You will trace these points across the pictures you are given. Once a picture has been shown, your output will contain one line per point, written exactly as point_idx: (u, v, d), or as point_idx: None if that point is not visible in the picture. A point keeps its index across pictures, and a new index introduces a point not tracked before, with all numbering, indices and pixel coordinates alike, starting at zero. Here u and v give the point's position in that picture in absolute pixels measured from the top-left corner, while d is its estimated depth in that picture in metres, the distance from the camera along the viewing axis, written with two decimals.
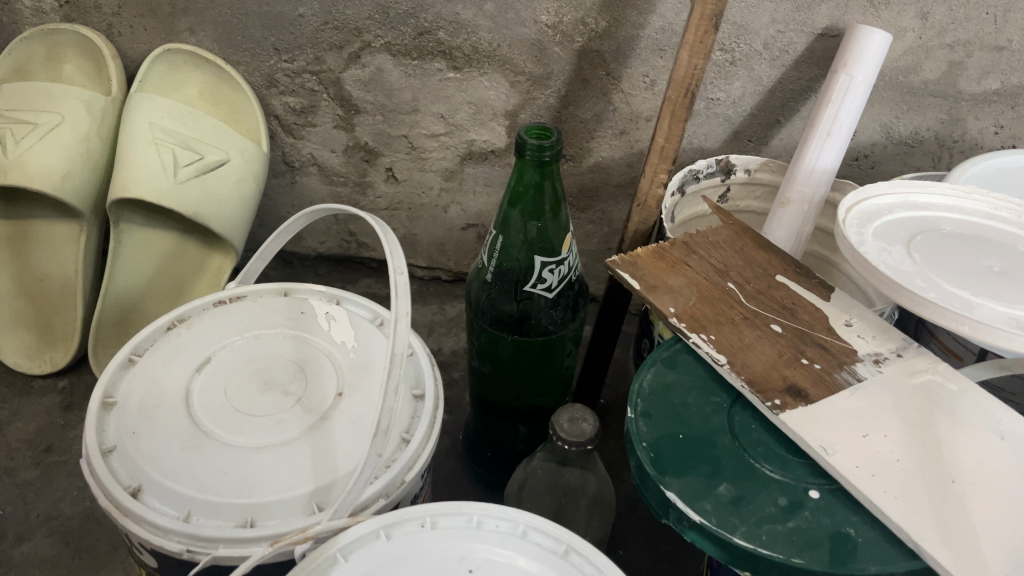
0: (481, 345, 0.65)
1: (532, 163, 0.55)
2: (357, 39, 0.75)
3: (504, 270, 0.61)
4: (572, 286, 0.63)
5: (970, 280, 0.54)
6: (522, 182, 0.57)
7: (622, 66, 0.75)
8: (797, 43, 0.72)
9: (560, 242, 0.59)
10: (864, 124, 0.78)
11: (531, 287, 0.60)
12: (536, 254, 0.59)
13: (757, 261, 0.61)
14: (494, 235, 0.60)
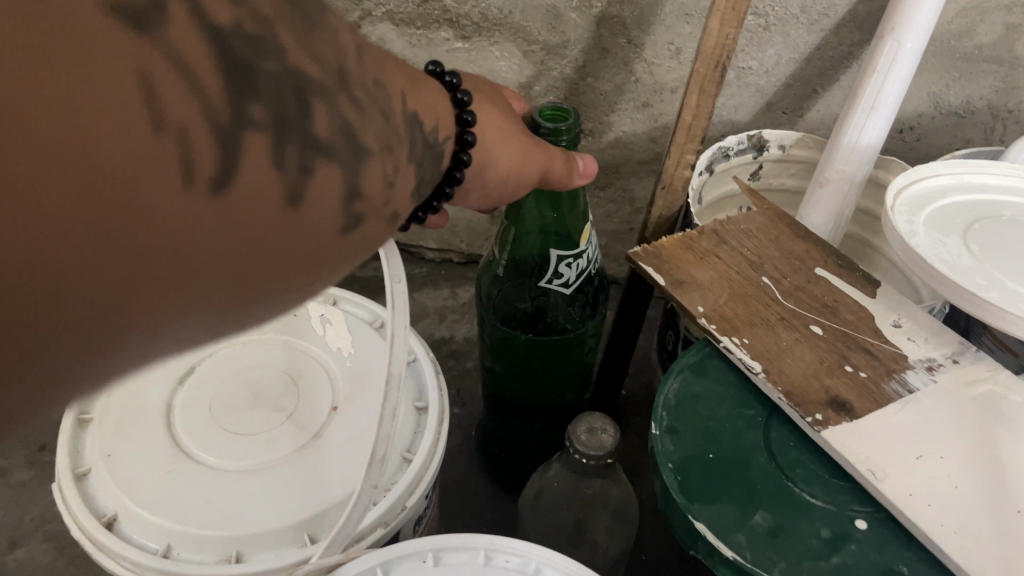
0: (492, 343, 0.60)
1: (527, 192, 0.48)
2: (358, 7, 0.70)
3: (517, 262, 0.56)
4: (591, 281, 0.58)
5: None
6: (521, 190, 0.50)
7: (644, 34, 0.69)
8: (839, 6, 0.65)
9: (578, 234, 0.54)
10: (910, 93, 0.71)
11: (546, 283, 0.55)
12: (551, 247, 0.54)
13: (795, 252, 0.56)
14: (506, 225, 0.55)
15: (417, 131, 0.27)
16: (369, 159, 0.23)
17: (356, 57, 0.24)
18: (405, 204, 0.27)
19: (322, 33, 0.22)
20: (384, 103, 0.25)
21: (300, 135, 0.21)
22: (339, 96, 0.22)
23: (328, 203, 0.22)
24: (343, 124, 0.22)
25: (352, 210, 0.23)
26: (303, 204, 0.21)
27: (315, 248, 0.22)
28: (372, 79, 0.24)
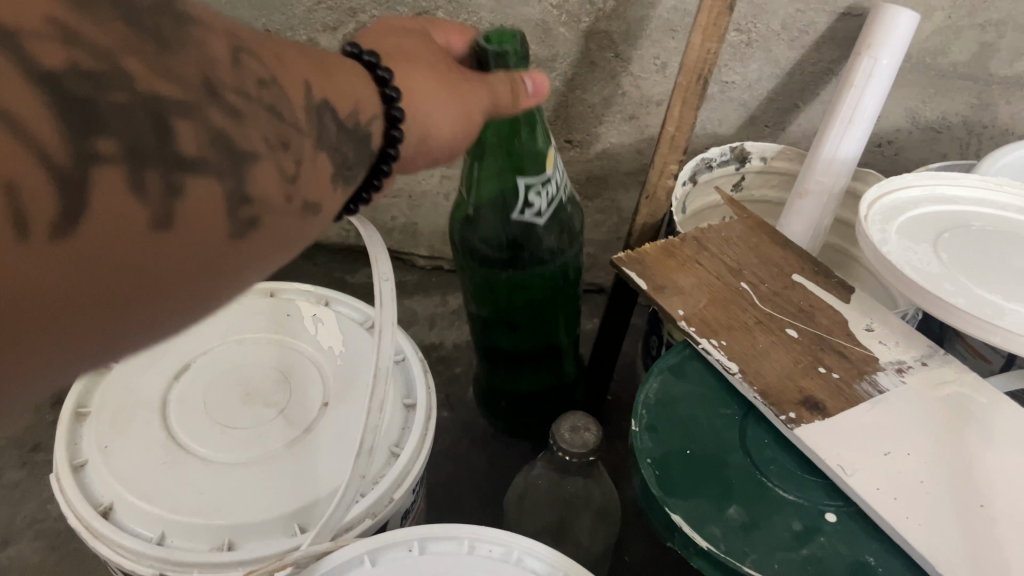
0: (476, 287, 0.62)
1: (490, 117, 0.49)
2: (352, 20, 0.72)
3: (487, 197, 0.57)
4: (563, 207, 0.58)
5: (1002, 282, 0.50)
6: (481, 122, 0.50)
7: (631, 48, 0.71)
8: (818, 24, 0.67)
9: (544, 160, 0.54)
10: (888, 108, 0.74)
11: (519, 214, 0.56)
12: (519, 176, 0.54)
13: (774, 260, 0.58)
14: (471, 159, 0.56)
15: (322, 116, 0.28)
16: (250, 165, 0.23)
17: (236, 60, 0.23)
18: (318, 191, 0.27)
19: (188, 48, 0.22)
20: (273, 101, 0.25)
21: (163, 162, 0.21)
22: (206, 111, 0.22)
23: (205, 219, 0.22)
24: (215, 138, 0.22)
25: (237, 215, 0.23)
26: (175, 226, 0.21)
27: (201, 264, 0.22)
28: (256, 79, 0.24)
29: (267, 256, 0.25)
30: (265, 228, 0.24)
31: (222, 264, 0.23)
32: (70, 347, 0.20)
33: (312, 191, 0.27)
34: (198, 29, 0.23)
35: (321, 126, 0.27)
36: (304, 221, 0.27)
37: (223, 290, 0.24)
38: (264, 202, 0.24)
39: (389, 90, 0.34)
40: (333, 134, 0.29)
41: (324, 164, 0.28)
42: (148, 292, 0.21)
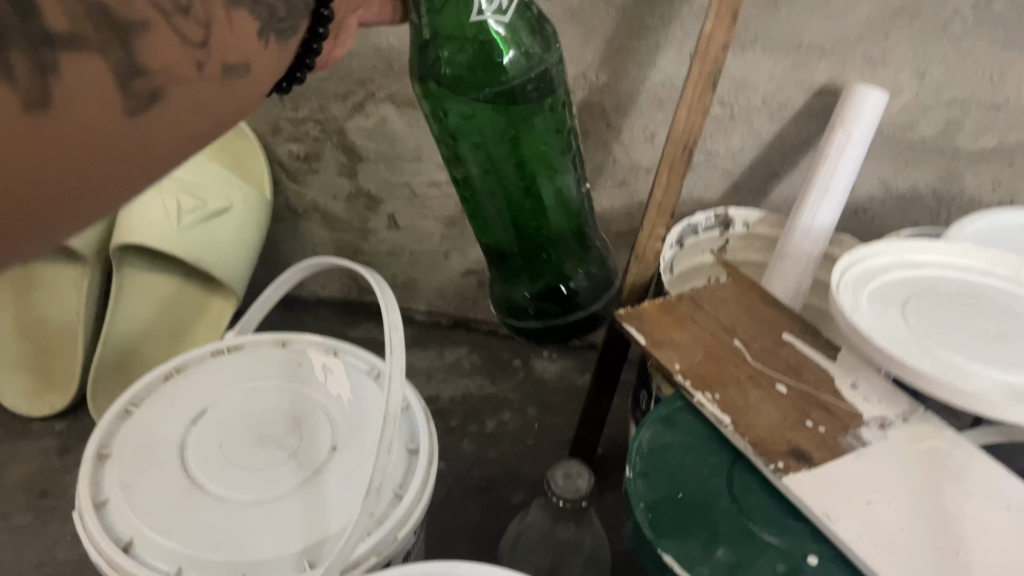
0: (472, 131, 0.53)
1: (489, 4, 0.46)
2: (362, 89, 0.74)
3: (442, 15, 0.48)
4: (529, 7, 0.49)
5: (966, 346, 0.54)
6: (457, 25, 0.48)
7: (622, 119, 0.77)
8: (796, 100, 0.73)
9: None
10: (862, 177, 0.79)
11: (481, 14, 0.47)
12: None
13: (766, 319, 0.61)
14: None
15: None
16: (143, 35, 0.24)
17: None
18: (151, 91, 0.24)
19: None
20: None
21: (30, 39, 0.20)
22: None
23: (100, 99, 0.23)
24: (93, 9, 0.22)
25: (134, 87, 0.24)
26: (53, 106, 0.21)
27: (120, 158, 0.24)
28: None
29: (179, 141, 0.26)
30: (172, 100, 0.25)
31: (131, 145, 0.24)
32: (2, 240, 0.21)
33: (225, 54, 0.28)
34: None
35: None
36: (227, 85, 0.28)
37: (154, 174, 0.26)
38: (164, 74, 0.25)
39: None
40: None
41: (242, 23, 0.29)
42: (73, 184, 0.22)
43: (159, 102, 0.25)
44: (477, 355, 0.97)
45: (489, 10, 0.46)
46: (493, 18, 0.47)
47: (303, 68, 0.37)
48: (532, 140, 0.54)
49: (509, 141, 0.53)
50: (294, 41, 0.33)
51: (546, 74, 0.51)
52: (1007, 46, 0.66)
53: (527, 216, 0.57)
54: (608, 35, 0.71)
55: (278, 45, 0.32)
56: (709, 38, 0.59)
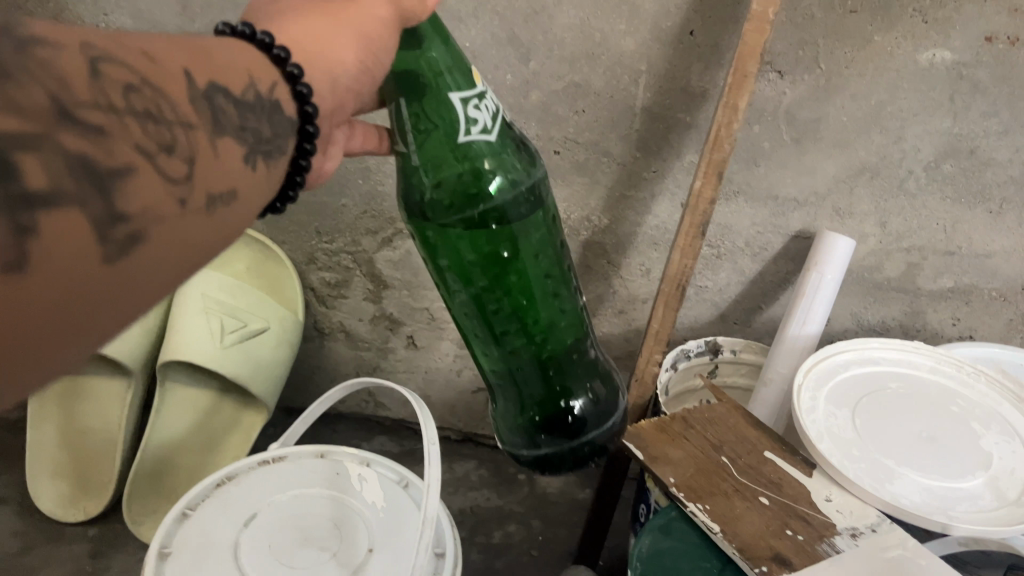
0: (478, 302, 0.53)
1: (473, 124, 0.45)
2: (392, 226, 0.83)
3: (427, 135, 0.46)
4: (506, 126, 0.49)
5: (907, 456, 0.64)
6: (441, 145, 0.46)
7: (621, 256, 0.87)
8: (775, 243, 0.82)
9: (468, 72, 0.45)
10: (837, 311, 0.88)
11: (467, 136, 0.45)
12: (450, 89, 0.44)
13: (749, 438, 0.69)
14: (397, 108, 0.46)
15: (212, 100, 0.30)
16: (123, 181, 0.25)
17: (93, 71, 0.25)
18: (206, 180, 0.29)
19: (34, 68, 0.23)
20: (141, 106, 0.26)
21: (8, 203, 0.21)
22: (58, 137, 0.23)
23: (77, 248, 0.23)
24: (74, 161, 0.23)
25: (113, 235, 0.25)
26: (30, 270, 0.22)
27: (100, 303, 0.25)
28: (119, 86, 0.25)
29: (167, 274, 0.28)
30: (154, 242, 0.26)
31: (111, 290, 0.25)
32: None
33: (208, 185, 0.29)
34: (52, 50, 0.24)
35: (212, 114, 0.30)
36: (214, 214, 0.30)
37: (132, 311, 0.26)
38: (144, 216, 0.26)
39: (289, 68, 0.35)
40: (230, 115, 0.31)
41: (230, 151, 0.31)
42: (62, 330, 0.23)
43: (139, 244, 0.26)
44: (483, 468, 1.03)
45: (472, 125, 0.45)
46: (479, 135, 0.45)
47: (301, 176, 0.39)
48: (525, 262, 0.52)
49: (499, 264, 0.51)
50: (282, 159, 0.35)
51: (528, 192, 0.49)
52: (956, 201, 0.77)
53: (525, 336, 0.55)
54: (609, 184, 0.81)
55: (266, 164, 0.34)
56: (699, 194, 0.68)
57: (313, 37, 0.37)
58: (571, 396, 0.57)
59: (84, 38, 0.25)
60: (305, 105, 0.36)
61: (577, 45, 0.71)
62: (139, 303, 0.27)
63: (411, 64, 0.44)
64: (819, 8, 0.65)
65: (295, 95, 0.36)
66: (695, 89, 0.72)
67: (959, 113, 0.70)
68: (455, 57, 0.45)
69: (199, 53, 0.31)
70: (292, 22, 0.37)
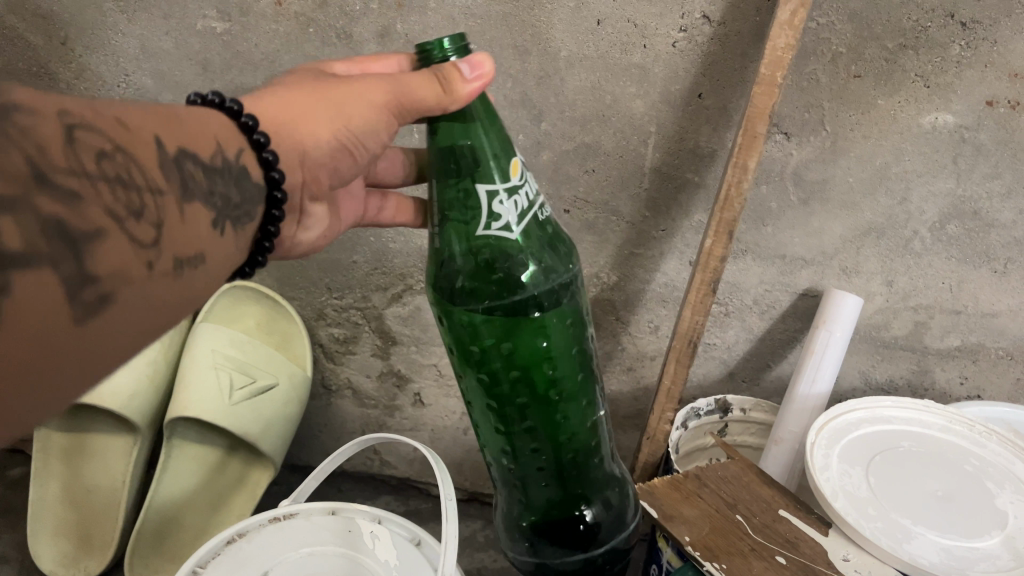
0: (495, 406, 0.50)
1: (496, 219, 0.45)
2: (401, 282, 0.83)
3: (451, 219, 0.47)
4: (542, 225, 0.48)
5: (924, 514, 0.64)
6: (466, 234, 0.46)
7: (630, 313, 0.88)
8: (782, 301, 0.83)
9: (506, 164, 0.46)
10: (845, 369, 0.88)
11: (485, 229, 0.45)
12: (478, 180, 0.45)
13: (763, 496, 0.68)
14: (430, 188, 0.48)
15: (180, 165, 0.33)
16: (94, 245, 0.27)
17: (69, 136, 0.27)
18: (178, 245, 0.32)
19: (15, 134, 0.25)
20: (114, 172, 0.29)
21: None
22: (34, 201, 0.25)
23: (49, 312, 0.25)
24: (48, 225, 0.25)
25: (83, 297, 0.27)
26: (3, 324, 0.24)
27: (68, 366, 0.27)
28: (95, 152, 0.28)
29: (134, 332, 0.30)
30: (121, 303, 0.29)
31: (85, 349, 0.27)
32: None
33: (179, 250, 0.32)
34: (30, 116, 0.26)
35: (181, 179, 0.33)
36: (181, 277, 0.32)
37: (99, 367, 0.28)
38: (113, 281, 0.28)
39: (256, 136, 0.41)
40: (198, 179, 0.34)
41: (193, 216, 0.34)
42: (23, 389, 0.25)
43: (108, 305, 0.28)
44: (489, 528, 1.02)
45: (494, 220, 0.45)
46: (500, 231, 0.45)
47: (269, 241, 0.44)
48: (553, 372, 0.49)
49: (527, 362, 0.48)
50: (246, 224, 0.40)
51: (554, 293, 0.48)
52: (961, 261, 0.78)
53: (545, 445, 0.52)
54: (618, 243, 0.82)
55: (233, 228, 0.38)
56: (710, 252, 0.69)
57: (291, 112, 0.44)
58: (585, 504, 0.55)
59: (62, 103, 0.28)
60: (271, 171, 0.41)
61: (588, 107, 0.73)
62: (108, 363, 0.29)
63: (449, 143, 0.46)
64: (824, 73, 0.67)
65: (262, 161, 0.41)
66: (704, 150, 0.74)
67: (962, 175, 0.72)
68: (496, 146, 0.46)
69: (173, 121, 0.35)
70: (281, 98, 0.44)
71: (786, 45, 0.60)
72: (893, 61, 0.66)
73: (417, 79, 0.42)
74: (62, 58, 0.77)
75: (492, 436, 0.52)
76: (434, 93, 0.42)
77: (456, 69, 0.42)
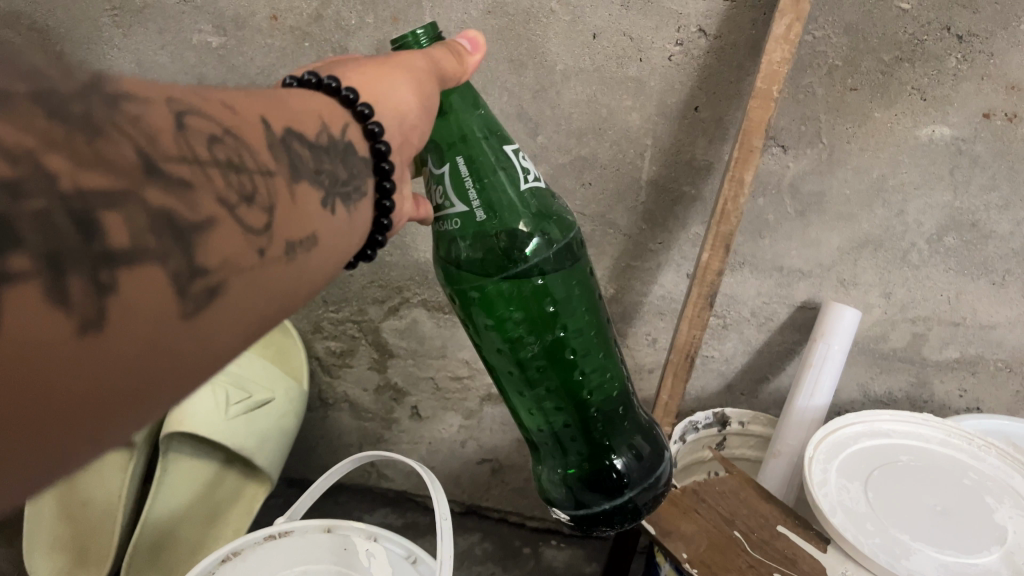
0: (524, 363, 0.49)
1: (527, 173, 0.48)
2: (399, 295, 0.83)
3: (488, 187, 0.46)
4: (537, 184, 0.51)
5: (922, 529, 0.63)
6: (506, 191, 0.46)
7: (627, 326, 0.88)
8: (781, 313, 0.83)
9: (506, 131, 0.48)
10: (843, 382, 0.88)
11: (528, 181, 0.47)
12: (504, 143, 0.47)
13: (762, 512, 0.68)
14: (443, 171, 0.45)
15: (289, 145, 0.29)
16: (204, 234, 0.23)
17: (179, 122, 0.24)
18: (291, 230, 0.28)
19: (125, 122, 0.22)
20: (226, 156, 0.25)
21: (90, 263, 0.20)
22: (143, 193, 0.22)
23: (158, 306, 0.22)
24: (156, 218, 0.22)
25: (191, 290, 0.23)
26: (107, 327, 0.20)
27: (183, 362, 0.23)
28: (204, 138, 0.25)
29: (245, 325, 0.26)
30: (234, 295, 0.25)
31: (199, 342, 0.24)
32: (43, 455, 0.20)
33: (293, 234, 0.28)
34: (140, 105, 0.23)
35: (292, 161, 0.29)
36: (296, 261, 0.28)
37: (208, 368, 0.25)
38: (224, 271, 0.24)
39: (360, 108, 0.36)
40: (307, 160, 0.30)
41: (305, 194, 0.30)
42: (128, 395, 0.22)
43: (218, 299, 0.24)
44: (487, 541, 1.01)
45: (527, 174, 0.48)
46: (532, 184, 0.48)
47: (387, 217, 0.40)
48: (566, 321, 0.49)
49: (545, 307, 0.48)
50: (362, 202, 0.35)
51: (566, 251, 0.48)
52: (959, 273, 0.77)
53: (565, 397, 0.50)
54: (615, 255, 0.82)
55: (348, 208, 0.33)
56: (706, 265, 0.68)
57: (375, 81, 0.39)
58: (613, 453, 0.52)
59: (168, 90, 0.25)
60: (376, 142, 0.37)
61: (584, 120, 0.73)
62: (217, 362, 0.25)
63: (463, 119, 0.46)
64: (821, 85, 0.67)
65: (367, 134, 0.36)
66: (700, 163, 0.74)
67: (959, 187, 0.72)
68: (492, 116, 0.48)
69: (277, 101, 0.31)
70: (356, 73, 0.39)
71: (782, 59, 0.60)
72: (890, 74, 0.66)
73: (442, 50, 0.43)
74: None
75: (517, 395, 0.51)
76: (455, 62, 0.43)
77: (461, 43, 0.45)
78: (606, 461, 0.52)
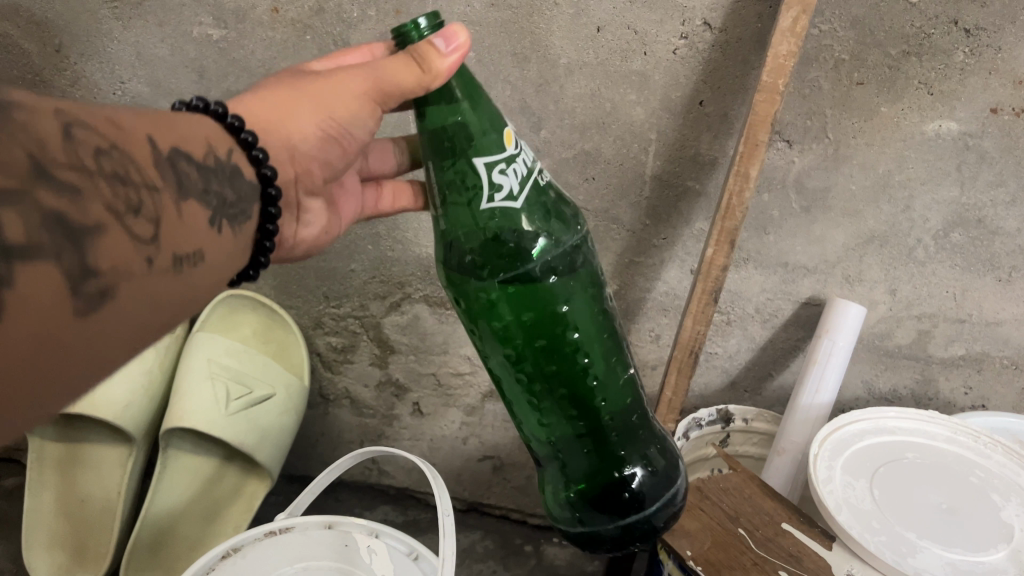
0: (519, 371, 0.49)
1: (499, 190, 0.44)
2: (399, 290, 0.83)
3: (451, 200, 0.46)
4: (544, 192, 0.48)
5: (927, 526, 0.63)
6: (472, 206, 0.45)
7: (631, 322, 0.87)
8: (784, 309, 0.82)
9: (495, 137, 0.45)
10: (847, 380, 0.88)
11: (489, 202, 0.45)
12: (476, 156, 0.44)
13: (765, 508, 0.67)
14: (428, 168, 0.47)
15: (175, 164, 0.32)
16: (95, 239, 0.26)
17: (67, 135, 0.26)
18: (178, 241, 0.31)
19: (16, 130, 0.25)
20: (114, 169, 0.28)
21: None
22: (35, 194, 0.24)
23: (53, 302, 0.25)
24: (50, 218, 0.25)
25: (84, 290, 0.26)
26: (3, 317, 0.23)
27: (76, 359, 0.26)
28: (92, 150, 0.27)
29: (134, 330, 0.29)
30: (122, 297, 0.28)
31: (90, 340, 0.27)
32: None
33: (179, 247, 0.31)
34: (28, 113, 0.25)
35: (176, 178, 0.32)
36: (180, 273, 0.32)
37: (100, 364, 0.28)
38: (113, 273, 0.27)
39: (243, 135, 0.40)
40: (193, 179, 0.34)
41: (191, 212, 0.33)
42: (26, 385, 0.24)
43: (108, 301, 0.27)
44: (489, 539, 1.01)
45: (496, 191, 0.44)
46: (503, 203, 0.45)
47: (269, 240, 0.43)
48: (568, 332, 0.48)
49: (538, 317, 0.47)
50: (244, 223, 0.39)
51: (569, 256, 0.47)
52: (965, 270, 0.77)
53: (566, 409, 0.49)
54: (618, 251, 0.81)
55: (231, 226, 0.37)
56: (711, 261, 0.68)
57: (274, 109, 0.43)
58: (624, 467, 0.51)
59: (57, 105, 0.27)
60: (262, 168, 0.41)
61: (588, 114, 0.72)
62: (109, 360, 0.28)
63: (439, 125, 0.45)
64: (826, 80, 0.67)
65: (251, 159, 0.40)
66: (705, 158, 0.73)
67: (966, 183, 0.71)
68: (487, 120, 0.45)
69: (166, 124, 0.35)
70: (263, 97, 0.43)
71: (788, 52, 0.59)
72: (896, 68, 0.65)
73: (393, 63, 0.41)
74: (56, 66, 0.76)
75: (515, 402, 0.51)
76: (412, 77, 0.41)
77: (432, 44, 0.40)
78: (617, 474, 0.51)
